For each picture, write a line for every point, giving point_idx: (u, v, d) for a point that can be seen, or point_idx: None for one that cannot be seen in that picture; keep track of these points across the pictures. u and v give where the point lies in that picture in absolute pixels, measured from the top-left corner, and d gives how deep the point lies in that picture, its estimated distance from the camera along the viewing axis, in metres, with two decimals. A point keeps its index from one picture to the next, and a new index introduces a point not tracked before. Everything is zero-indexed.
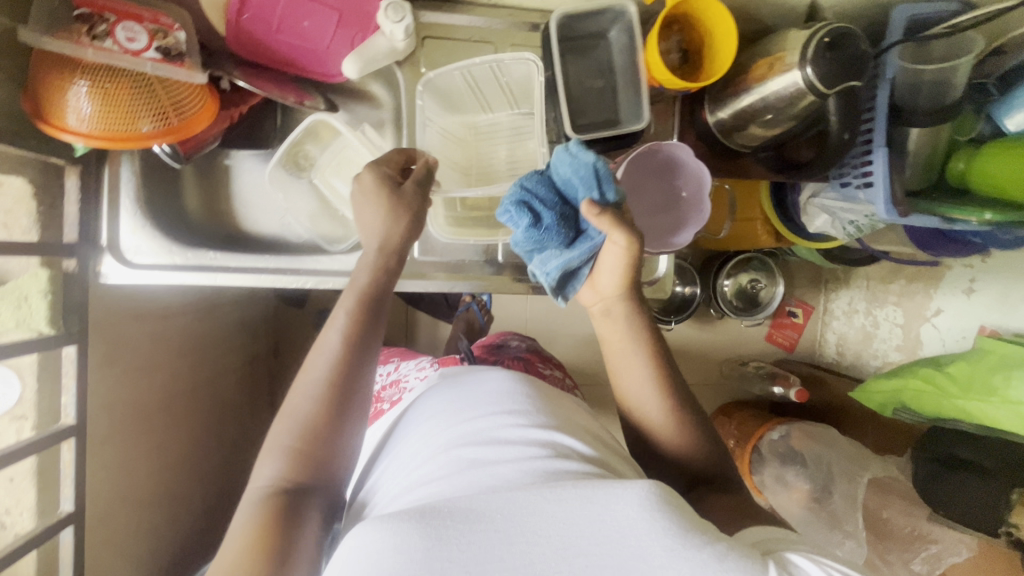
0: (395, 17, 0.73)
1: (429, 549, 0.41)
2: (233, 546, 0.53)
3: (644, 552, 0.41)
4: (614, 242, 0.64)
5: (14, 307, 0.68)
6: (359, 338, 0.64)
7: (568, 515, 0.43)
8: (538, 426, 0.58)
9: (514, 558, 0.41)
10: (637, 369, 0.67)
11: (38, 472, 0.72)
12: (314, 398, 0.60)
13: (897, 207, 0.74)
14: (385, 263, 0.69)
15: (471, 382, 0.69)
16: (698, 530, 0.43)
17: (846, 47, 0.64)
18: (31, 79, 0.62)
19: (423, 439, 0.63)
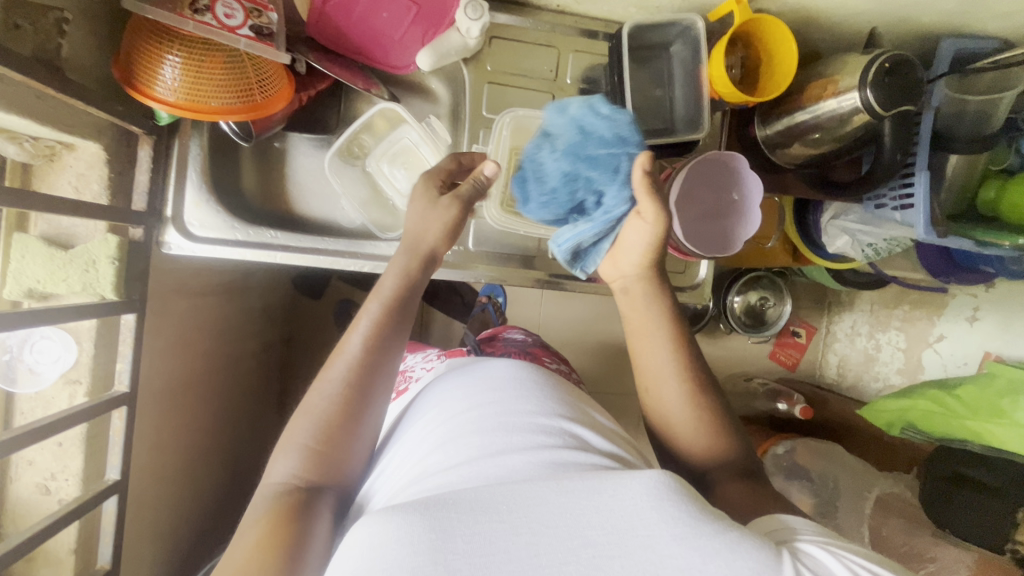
0: (474, 15, 0.75)
1: (434, 540, 0.39)
2: (247, 543, 0.52)
3: (655, 542, 0.40)
4: (643, 218, 0.65)
5: (82, 271, 0.68)
6: (383, 337, 0.63)
7: (575, 505, 0.42)
8: (543, 418, 0.57)
9: (520, 549, 0.39)
10: (659, 345, 0.67)
11: (88, 438, 0.71)
12: (330, 399, 0.60)
13: (936, 228, 0.79)
14: (417, 264, 0.68)
15: (475, 370, 0.68)
16: (714, 519, 0.42)
17: (903, 73, 0.69)
18: (126, 44, 0.64)
19: (426, 430, 0.61)
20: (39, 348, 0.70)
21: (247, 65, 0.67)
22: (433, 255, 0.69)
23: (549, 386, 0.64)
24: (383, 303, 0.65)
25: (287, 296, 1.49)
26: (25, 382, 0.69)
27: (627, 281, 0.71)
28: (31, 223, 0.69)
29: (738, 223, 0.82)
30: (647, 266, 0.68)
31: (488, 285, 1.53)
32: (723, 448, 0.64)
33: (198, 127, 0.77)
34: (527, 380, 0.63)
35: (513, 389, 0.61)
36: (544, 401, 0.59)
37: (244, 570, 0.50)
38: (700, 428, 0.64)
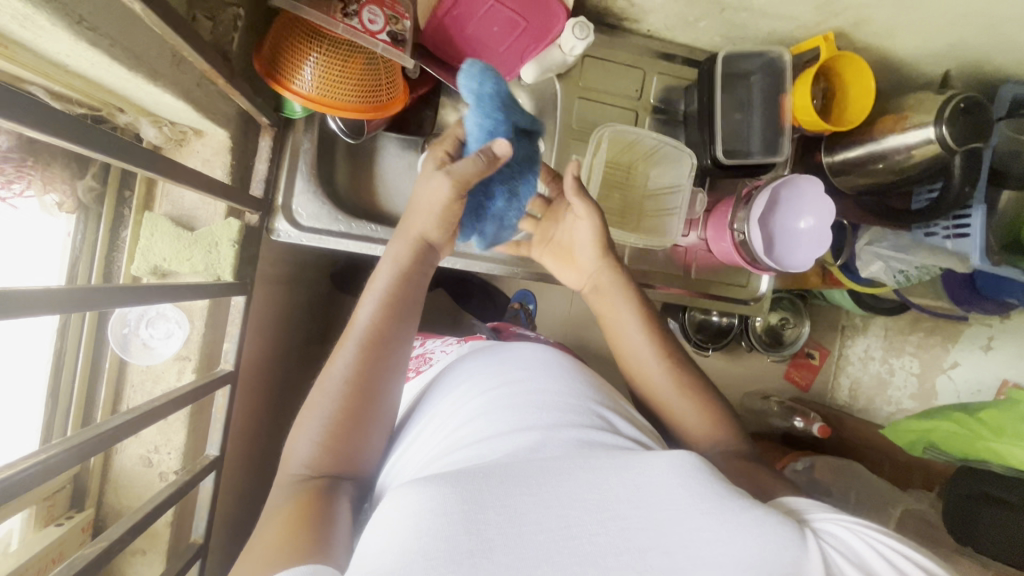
0: (581, 35, 0.80)
1: (467, 512, 0.43)
2: (273, 525, 0.55)
3: (677, 516, 0.44)
4: (579, 213, 0.76)
5: (205, 252, 0.71)
6: (384, 331, 0.66)
7: (602, 483, 0.46)
8: (560, 401, 0.60)
9: (550, 520, 0.43)
10: (632, 327, 0.77)
11: (193, 415, 0.74)
12: (331, 395, 0.62)
13: (991, 257, 0.86)
14: (419, 251, 0.70)
15: (502, 352, 0.71)
16: (734, 498, 0.47)
17: (975, 113, 0.76)
18: (272, 40, 0.68)
19: (447, 411, 0.65)
20: (154, 323, 0.72)
21: (376, 66, 0.71)
22: (426, 247, 0.70)
23: (568, 371, 0.68)
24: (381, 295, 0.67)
25: (326, 291, 1.50)
26: (140, 355, 0.71)
27: (591, 273, 0.80)
28: (156, 203, 0.72)
29: (810, 244, 0.86)
30: (602, 257, 0.78)
31: (522, 291, 1.56)
32: (712, 419, 0.71)
33: (311, 122, 0.81)
34: (543, 366, 0.67)
35: (530, 375, 0.65)
36: (563, 386, 0.63)
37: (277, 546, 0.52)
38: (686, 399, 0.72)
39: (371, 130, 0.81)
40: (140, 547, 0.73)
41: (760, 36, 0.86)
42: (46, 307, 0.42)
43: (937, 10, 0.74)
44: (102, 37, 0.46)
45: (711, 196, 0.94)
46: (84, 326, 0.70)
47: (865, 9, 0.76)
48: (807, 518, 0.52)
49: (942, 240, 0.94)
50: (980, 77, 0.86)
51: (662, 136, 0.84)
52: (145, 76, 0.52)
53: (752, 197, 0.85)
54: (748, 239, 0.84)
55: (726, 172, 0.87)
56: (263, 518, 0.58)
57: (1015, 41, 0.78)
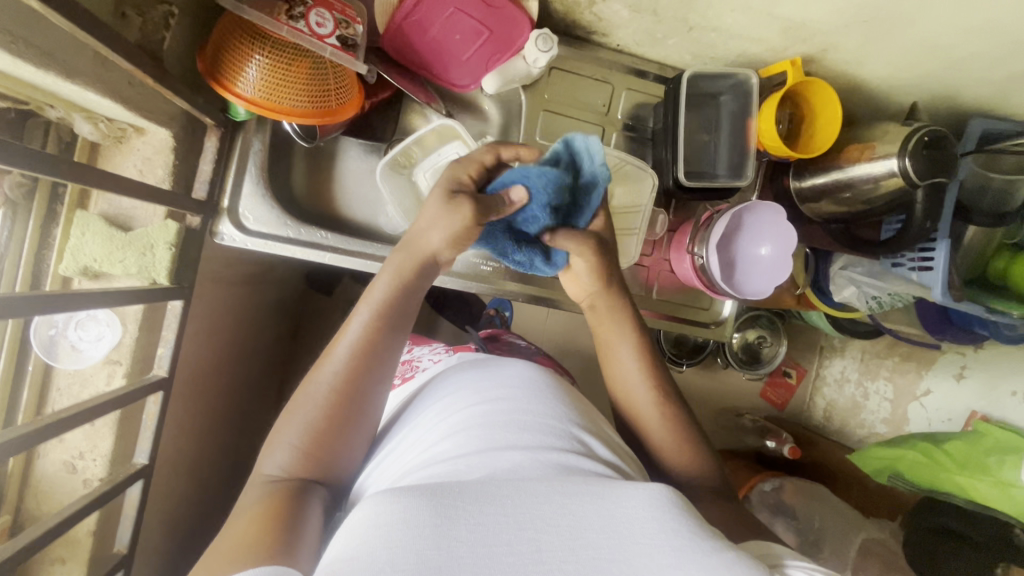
0: (544, 47, 0.77)
1: (438, 526, 0.41)
2: (240, 528, 0.52)
3: (653, 551, 0.42)
4: (582, 258, 0.71)
5: (140, 254, 0.69)
6: (374, 344, 0.62)
7: (581, 509, 0.44)
8: (547, 421, 0.58)
9: (523, 543, 0.41)
10: (625, 357, 0.73)
11: (121, 421, 0.71)
12: (316, 403, 0.60)
13: (953, 292, 0.84)
14: (413, 266, 0.65)
15: (493, 367, 0.69)
16: (712, 538, 0.44)
17: (938, 148, 0.75)
18: (216, 40, 0.66)
19: (426, 426, 0.62)
20: (83, 326, 0.70)
21: (325, 71, 0.69)
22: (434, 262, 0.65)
23: (557, 392, 0.65)
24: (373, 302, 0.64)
25: (297, 290, 1.47)
26: (67, 359, 0.69)
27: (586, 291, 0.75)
28: (91, 202, 0.69)
29: (769, 273, 0.84)
30: (602, 279, 0.73)
31: (496, 299, 1.53)
32: (687, 452, 0.69)
33: (263, 124, 0.78)
34: (531, 384, 0.64)
35: (517, 392, 0.62)
36: (551, 405, 0.60)
37: (240, 551, 0.49)
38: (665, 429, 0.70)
39: (326, 134, 0.78)
40: (60, 555, 0.71)
41: (730, 57, 0.84)
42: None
43: (903, 41, 0.72)
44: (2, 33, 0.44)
45: (678, 217, 0.92)
46: (8, 327, 0.67)
47: (832, 36, 0.74)
48: (783, 565, 0.50)
49: (907, 272, 0.93)
50: (951, 109, 0.85)
51: (625, 153, 0.82)
52: (60, 75, 0.50)
53: (712, 219, 0.83)
54: (707, 262, 0.82)
55: (688, 194, 0.86)
56: (228, 521, 0.55)
57: (984, 76, 0.76)
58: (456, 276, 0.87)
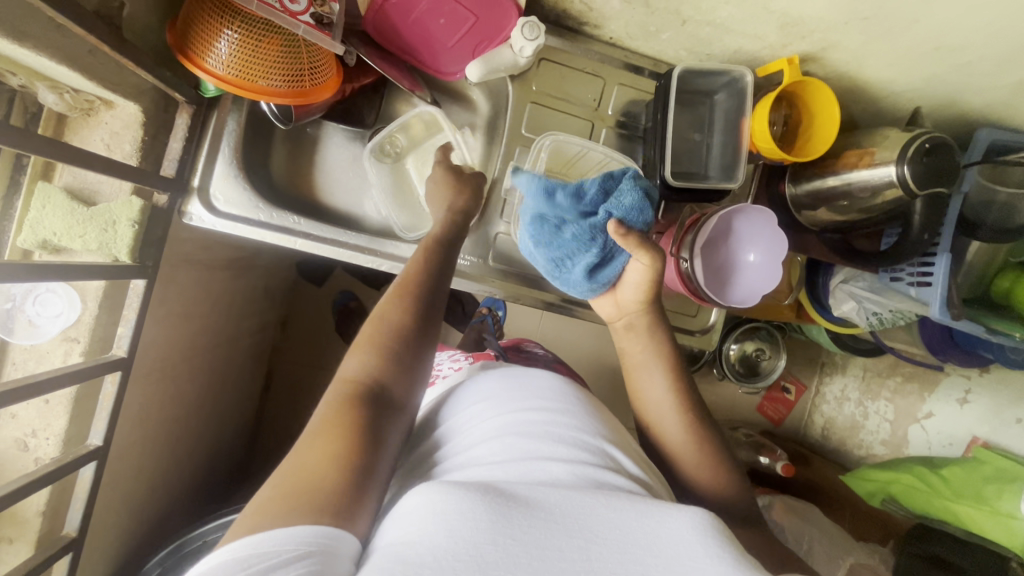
0: (530, 35, 0.75)
1: (493, 524, 0.40)
2: (311, 444, 0.49)
3: (700, 573, 0.40)
4: (639, 260, 0.67)
5: (101, 229, 0.67)
6: (434, 282, 0.65)
7: (626, 523, 0.43)
8: (587, 432, 0.56)
9: (574, 551, 0.40)
10: (656, 385, 0.70)
11: (75, 401, 0.69)
12: (388, 321, 0.60)
13: (952, 310, 0.80)
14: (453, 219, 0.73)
15: (520, 373, 0.66)
16: (762, 567, 0.42)
17: (939, 155, 0.71)
18: (187, 13, 0.64)
19: (466, 421, 0.61)
20: (42, 301, 0.68)
21: (299, 49, 0.67)
22: (461, 217, 0.74)
23: (586, 407, 0.62)
24: (429, 254, 0.67)
25: (287, 279, 1.45)
26: (22, 334, 0.67)
27: (625, 314, 0.74)
28: (55, 174, 0.68)
29: (761, 281, 0.81)
30: (647, 303, 0.71)
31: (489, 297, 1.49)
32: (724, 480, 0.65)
33: (239, 102, 0.76)
34: (565, 391, 0.63)
35: (559, 398, 0.61)
36: (589, 418, 0.59)
37: (313, 480, 0.46)
38: (699, 458, 0.66)
39: (302, 116, 0.76)
40: (7, 535, 0.69)
41: (726, 54, 0.81)
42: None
43: (906, 42, 0.68)
44: None
45: (665, 220, 0.86)
46: None
47: (832, 33, 0.70)
48: None
49: (905, 286, 0.88)
50: (958, 116, 0.81)
51: (609, 151, 0.79)
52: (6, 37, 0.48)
53: (699, 222, 0.79)
54: (692, 269, 0.79)
55: (675, 196, 0.81)
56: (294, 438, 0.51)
57: (993, 82, 0.72)
58: None
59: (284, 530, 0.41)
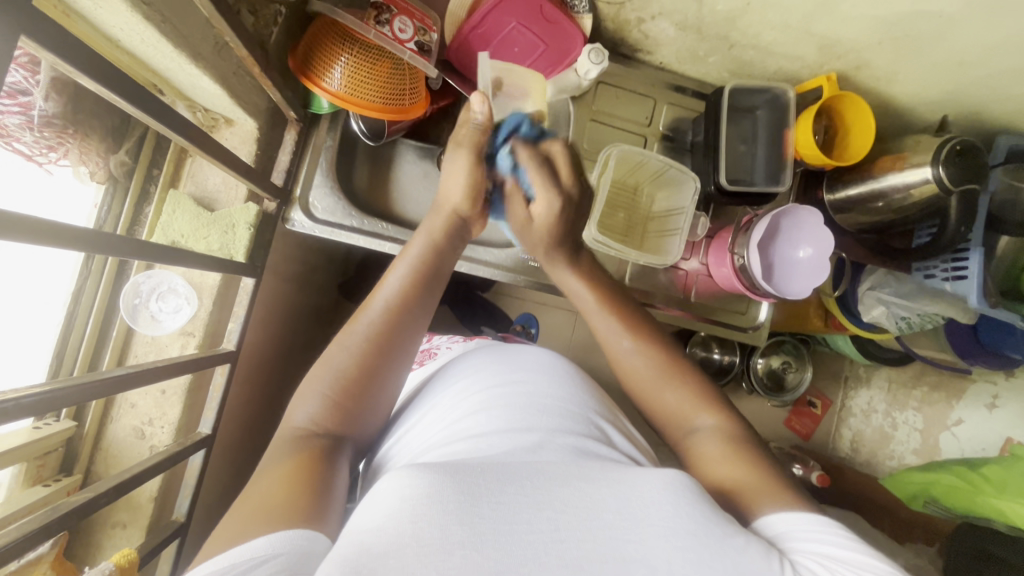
0: (596, 60, 0.82)
1: (462, 502, 0.42)
2: (264, 486, 0.50)
3: (667, 532, 0.43)
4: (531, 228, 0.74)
5: (222, 231, 0.74)
6: (411, 296, 0.66)
7: (596, 492, 0.46)
8: (569, 416, 0.60)
9: (542, 522, 0.43)
10: (605, 324, 0.74)
11: (189, 390, 0.75)
12: (348, 351, 0.62)
13: (987, 299, 0.86)
14: (447, 225, 0.71)
15: (509, 356, 0.71)
16: (726, 521, 0.45)
17: (970, 156, 0.78)
18: (308, 44, 0.73)
19: (447, 406, 0.64)
20: (164, 298, 0.75)
21: (401, 71, 0.76)
22: (460, 222, 0.72)
23: (576, 378, 0.70)
24: (416, 259, 0.69)
25: (332, 299, 1.50)
26: (146, 326, 0.73)
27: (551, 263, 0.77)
28: (182, 182, 0.76)
29: (808, 275, 0.88)
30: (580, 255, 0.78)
31: (524, 315, 1.52)
32: (698, 401, 0.67)
33: (335, 122, 0.85)
34: (551, 377, 0.67)
35: (536, 385, 0.64)
36: (565, 400, 0.63)
37: (270, 506, 0.47)
38: (672, 387, 0.68)
39: (391, 134, 0.86)
40: (121, 520, 0.73)
41: (767, 74, 0.91)
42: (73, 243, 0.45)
43: (933, 59, 0.78)
44: (155, 12, 0.50)
45: (715, 224, 0.97)
46: (96, 293, 0.73)
47: (866, 53, 0.80)
48: (791, 545, 0.47)
49: (940, 283, 0.95)
50: (980, 124, 0.89)
51: (667, 159, 0.87)
52: (189, 56, 0.57)
53: (753, 223, 0.87)
54: (748, 263, 0.86)
55: (728, 199, 0.90)
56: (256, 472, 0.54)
57: (1010, 92, 0.81)
58: (508, 272, 0.92)
59: (251, 539, 0.43)
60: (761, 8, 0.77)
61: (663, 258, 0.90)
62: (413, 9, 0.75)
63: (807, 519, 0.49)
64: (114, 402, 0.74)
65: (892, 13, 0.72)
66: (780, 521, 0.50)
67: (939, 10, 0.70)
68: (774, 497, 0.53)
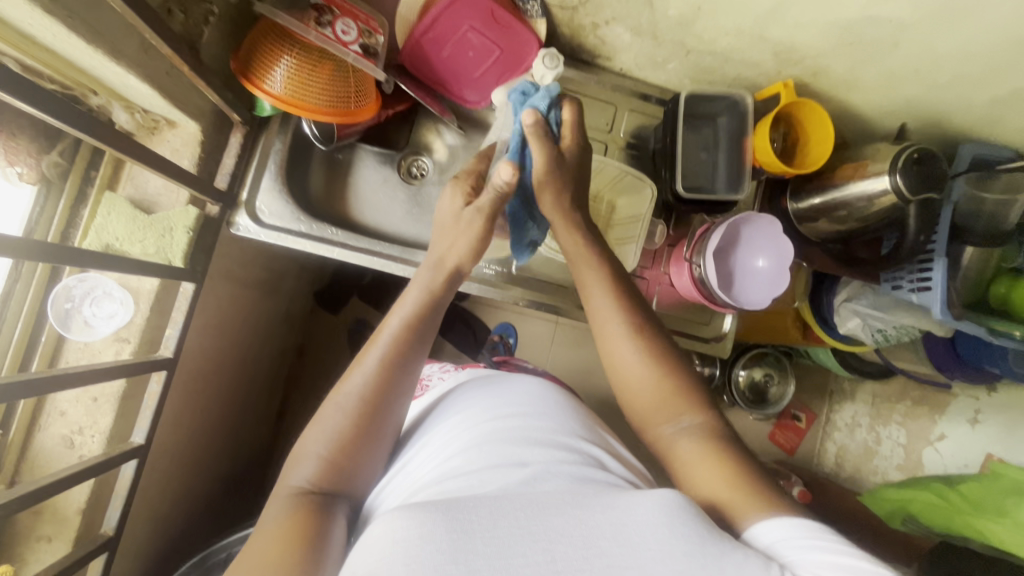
0: (551, 65, 0.81)
1: (455, 540, 0.40)
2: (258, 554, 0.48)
3: (664, 556, 0.41)
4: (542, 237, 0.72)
5: (160, 235, 0.72)
6: (404, 354, 0.62)
7: (592, 517, 0.43)
8: (565, 441, 0.57)
9: (538, 554, 0.40)
10: (609, 318, 0.68)
11: (123, 397, 0.73)
12: (343, 414, 0.58)
13: (951, 311, 0.84)
14: (439, 279, 0.68)
15: (501, 385, 0.68)
16: (721, 535, 0.44)
17: (930, 165, 0.76)
18: (250, 46, 0.72)
19: (439, 437, 0.61)
20: (98, 303, 0.73)
21: (346, 74, 0.74)
22: (457, 273, 0.69)
23: (564, 404, 0.66)
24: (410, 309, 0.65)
25: (307, 306, 1.48)
26: (79, 332, 0.71)
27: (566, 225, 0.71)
28: (121, 184, 0.74)
29: (767, 284, 0.86)
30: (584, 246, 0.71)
31: (501, 324, 1.48)
32: (680, 401, 0.63)
33: (285, 124, 0.83)
34: (543, 402, 0.64)
35: (528, 410, 0.61)
36: (559, 426, 0.59)
37: None
38: (668, 384, 0.63)
39: (342, 138, 0.84)
40: (46, 533, 0.71)
41: (727, 81, 0.89)
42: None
43: (888, 65, 0.77)
44: (59, 7, 0.49)
45: (676, 233, 0.94)
46: (27, 297, 0.71)
47: (821, 59, 0.79)
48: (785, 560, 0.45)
49: (907, 293, 0.91)
50: (943, 132, 0.88)
51: (625, 165, 0.87)
52: (107, 54, 0.55)
53: (707, 232, 0.85)
54: (704, 271, 0.84)
55: (687, 207, 0.88)
56: (251, 535, 0.52)
57: (969, 99, 0.79)
58: (462, 279, 0.90)
59: None
60: (712, 13, 0.76)
61: (622, 267, 0.88)
62: (357, 11, 0.74)
63: (800, 527, 0.48)
64: (44, 409, 0.71)
65: (841, 18, 0.70)
66: (772, 529, 0.49)
67: (887, 15, 0.69)
68: (761, 507, 0.52)
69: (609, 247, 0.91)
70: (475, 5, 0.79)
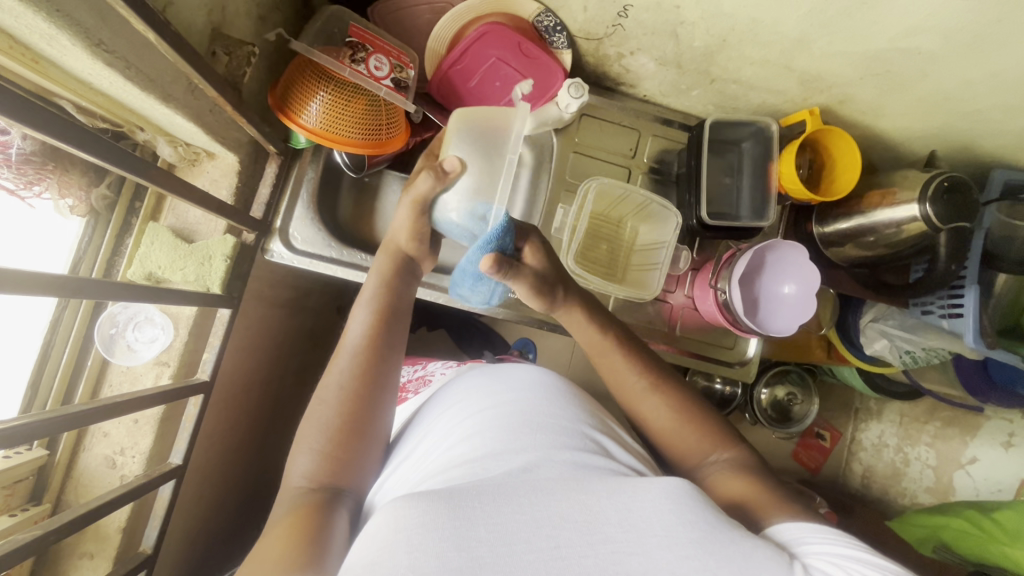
0: (575, 94, 0.81)
1: (458, 528, 0.39)
2: (269, 547, 0.49)
3: (669, 542, 0.40)
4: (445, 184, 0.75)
5: (200, 263, 0.75)
6: (379, 338, 0.65)
7: (596, 503, 0.42)
8: (565, 424, 0.56)
9: (542, 540, 0.40)
10: (617, 359, 0.69)
11: (162, 420, 0.76)
12: (332, 401, 0.60)
13: (985, 339, 0.83)
14: (393, 265, 0.72)
15: (499, 372, 0.66)
16: (730, 527, 0.43)
17: (959, 193, 0.76)
18: (287, 82, 0.75)
19: (441, 428, 0.59)
20: (141, 328, 0.76)
21: (379, 108, 0.77)
22: (406, 261, 0.73)
23: (568, 394, 0.63)
24: (375, 288, 0.69)
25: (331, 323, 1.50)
26: (122, 357, 0.74)
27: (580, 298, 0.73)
28: (163, 215, 0.77)
29: (796, 313, 0.86)
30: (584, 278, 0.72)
31: (522, 339, 1.43)
32: (709, 436, 0.64)
33: (317, 154, 0.86)
34: (543, 386, 0.62)
35: (526, 392, 0.60)
36: (564, 408, 0.59)
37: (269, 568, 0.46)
38: (680, 419, 0.65)
39: (372, 165, 0.85)
40: (89, 550, 0.74)
41: (751, 108, 0.90)
42: (41, 289, 0.47)
43: (916, 94, 0.77)
44: (119, 59, 0.52)
45: (700, 257, 0.95)
46: (75, 323, 0.74)
47: (847, 88, 0.79)
48: (797, 552, 0.45)
49: (937, 319, 0.91)
50: (974, 158, 0.87)
51: (650, 194, 0.87)
52: (157, 98, 0.58)
53: (734, 258, 0.85)
54: (730, 298, 0.84)
55: (712, 233, 0.88)
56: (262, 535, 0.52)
57: (1000, 126, 0.78)
58: (486, 303, 0.91)
59: None
60: (738, 44, 0.77)
61: (645, 291, 0.88)
62: (390, 47, 0.76)
63: (812, 528, 0.47)
64: (88, 430, 0.75)
65: (868, 49, 0.71)
66: (787, 528, 0.48)
67: (917, 48, 0.69)
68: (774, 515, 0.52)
69: (630, 269, 0.91)
70: (503, 38, 0.81)
